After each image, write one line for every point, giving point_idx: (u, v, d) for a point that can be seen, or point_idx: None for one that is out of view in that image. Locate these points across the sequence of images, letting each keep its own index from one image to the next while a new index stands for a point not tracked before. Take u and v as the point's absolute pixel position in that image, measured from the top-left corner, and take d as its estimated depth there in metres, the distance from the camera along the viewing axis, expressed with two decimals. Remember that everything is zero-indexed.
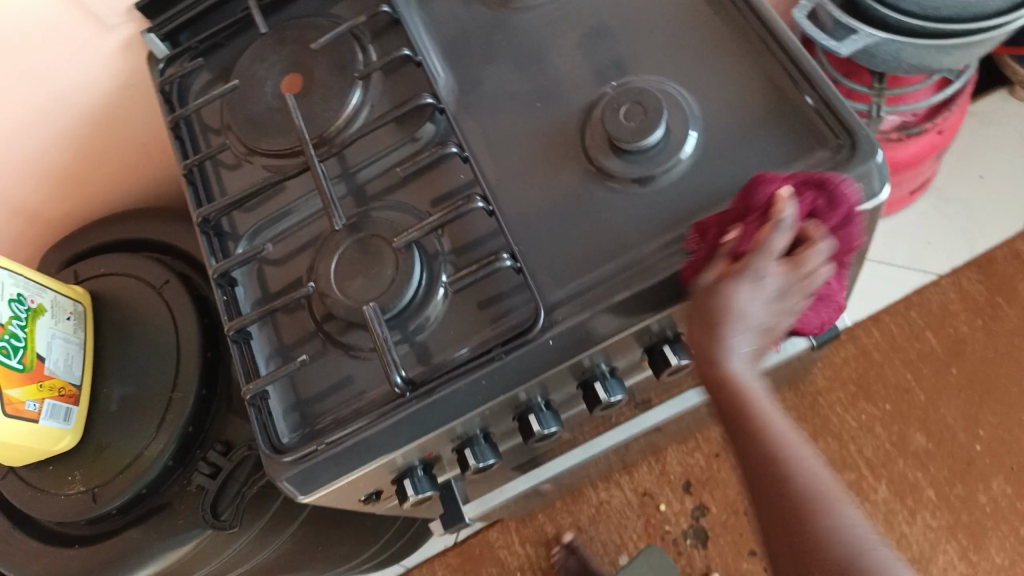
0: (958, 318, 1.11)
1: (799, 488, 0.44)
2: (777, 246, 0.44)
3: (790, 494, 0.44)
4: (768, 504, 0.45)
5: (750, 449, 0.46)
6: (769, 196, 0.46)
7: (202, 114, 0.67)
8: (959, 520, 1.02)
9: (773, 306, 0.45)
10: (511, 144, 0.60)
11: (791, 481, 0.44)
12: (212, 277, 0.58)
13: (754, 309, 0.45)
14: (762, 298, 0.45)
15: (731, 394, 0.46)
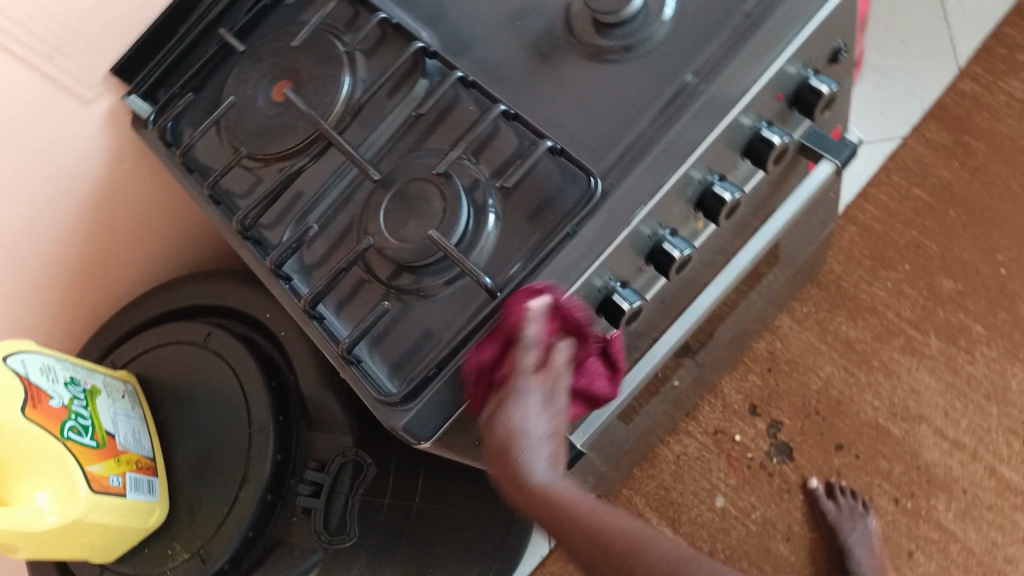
0: (936, 167, 1.16)
1: (609, 548, 0.44)
2: (528, 365, 0.49)
3: (623, 558, 0.44)
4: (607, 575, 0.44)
5: (540, 523, 0.46)
6: (517, 317, 0.50)
7: (204, 151, 0.67)
8: (1014, 341, 1.05)
9: (548, 416, 0.49)
10: (508, 62, 0.62)
11: (600, 540, 0.45)
12: (270, 270, 0.58)
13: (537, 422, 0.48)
14: (536, 411, 0.48)
15: (530, 484, 0.47)
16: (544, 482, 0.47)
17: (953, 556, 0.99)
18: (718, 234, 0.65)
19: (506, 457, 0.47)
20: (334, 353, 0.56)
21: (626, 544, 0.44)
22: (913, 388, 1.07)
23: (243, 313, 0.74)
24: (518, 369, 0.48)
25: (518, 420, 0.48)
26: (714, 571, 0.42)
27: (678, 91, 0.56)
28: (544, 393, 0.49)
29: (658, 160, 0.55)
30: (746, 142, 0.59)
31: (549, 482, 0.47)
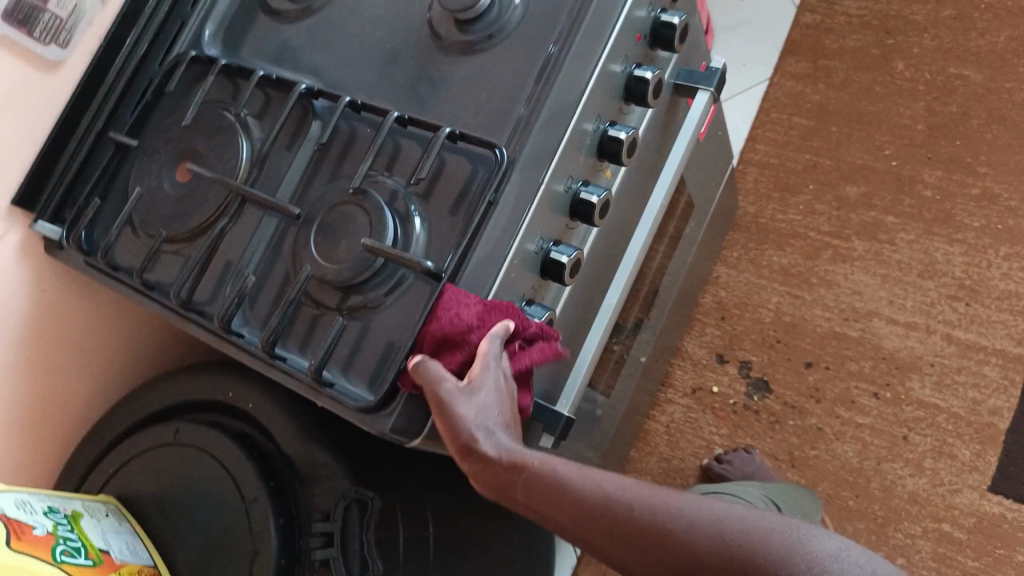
0: (805, 93, 1.24)
1: (646, 526, 0.45)
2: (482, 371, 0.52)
3: (663, 533, 0.44)
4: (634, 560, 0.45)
5: (538, 503, 0.47)
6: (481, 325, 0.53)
7: (124, 250, 0.69)
8: (927, 219, 1.12)
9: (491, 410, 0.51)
10: (387, 80, 0.65)
11: (636, 520, 0.45)
12: (221, 330, 0.60)
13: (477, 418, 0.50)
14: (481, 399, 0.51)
15: (510, 466, 0.48)
16: (555, 467, 0.47)
17: (944, 427, 1.04)
18: (627, 179, 0.71)
19: (439, 419, 0.50)
20: (305, 383, 0.57)
21: (669, 518, 0.45)
22: (855, 289, 1.13)
23: (206, 400, 0.74)
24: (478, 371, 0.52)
25: (449, 399, 0.50)
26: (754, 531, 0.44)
27: (546, 62, 0.60)
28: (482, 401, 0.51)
29: (546, 122, 0.58)
30: (623, 86, 0.64)
31: (554, 469, 0.47)
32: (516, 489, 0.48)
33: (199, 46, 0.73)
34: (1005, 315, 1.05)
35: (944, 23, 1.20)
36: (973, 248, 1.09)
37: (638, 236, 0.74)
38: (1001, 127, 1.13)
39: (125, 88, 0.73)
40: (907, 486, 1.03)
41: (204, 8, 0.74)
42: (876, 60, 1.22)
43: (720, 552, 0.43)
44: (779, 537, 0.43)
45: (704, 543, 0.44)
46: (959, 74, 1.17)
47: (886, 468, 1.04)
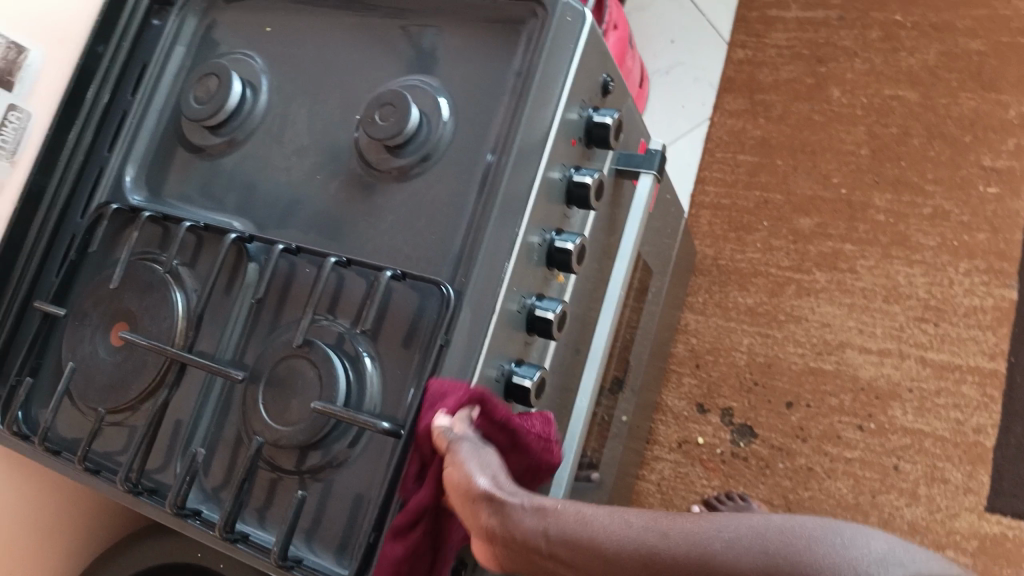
0: (747, 130, 1.23)
1: (678, 555, 0.37)
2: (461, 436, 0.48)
3: (694, 561, 0.36)
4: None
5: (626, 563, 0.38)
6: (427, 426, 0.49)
7: (68, 424, 0.65)
8: (884, 242, 1.12)
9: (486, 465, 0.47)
10: (323, 216, 0.63)
11: (658, 548, 0.37)
12: (175, 514, 0.55)
13: (498, 486, 0.46)
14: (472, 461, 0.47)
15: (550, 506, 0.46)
16: (570, 521, 0.41)
17: (933, 452, 1.03)
18: (579, 284, 0.69)
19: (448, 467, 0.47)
20: (270, 566, 0.53)
21: (699, 538, 0.37)
22: (824, 322, 1.12)
23: (173, 563, 0.69)
24: (461, 447, 0.48)
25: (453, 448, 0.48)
26: (791, 539, 0.35)
27: (486, 171, 0.58)
28: (485, 461, 0.48)
29: (491, 249, 0.56)
30: (564, 192, 0.62)
31: (577, 522, 0.41)
32: (539, 552, 0.41)
33: (121, 193, 0.70)
34: (974, 331, 1.05)
35: (872, 45, 1.21)
36: (933, 268, 1.09)
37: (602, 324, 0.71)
38: (942, 143, 1.13)
39: (47, 248, 0.69)
40: (906, 517, 1.02)
41: (123, 149, 0.71)
42: (811, 89, 1.22)
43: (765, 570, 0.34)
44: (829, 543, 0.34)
45: (733, 561, 0.35)
46: (894, 94, 1.17)
47: (883, 501, 1.03)
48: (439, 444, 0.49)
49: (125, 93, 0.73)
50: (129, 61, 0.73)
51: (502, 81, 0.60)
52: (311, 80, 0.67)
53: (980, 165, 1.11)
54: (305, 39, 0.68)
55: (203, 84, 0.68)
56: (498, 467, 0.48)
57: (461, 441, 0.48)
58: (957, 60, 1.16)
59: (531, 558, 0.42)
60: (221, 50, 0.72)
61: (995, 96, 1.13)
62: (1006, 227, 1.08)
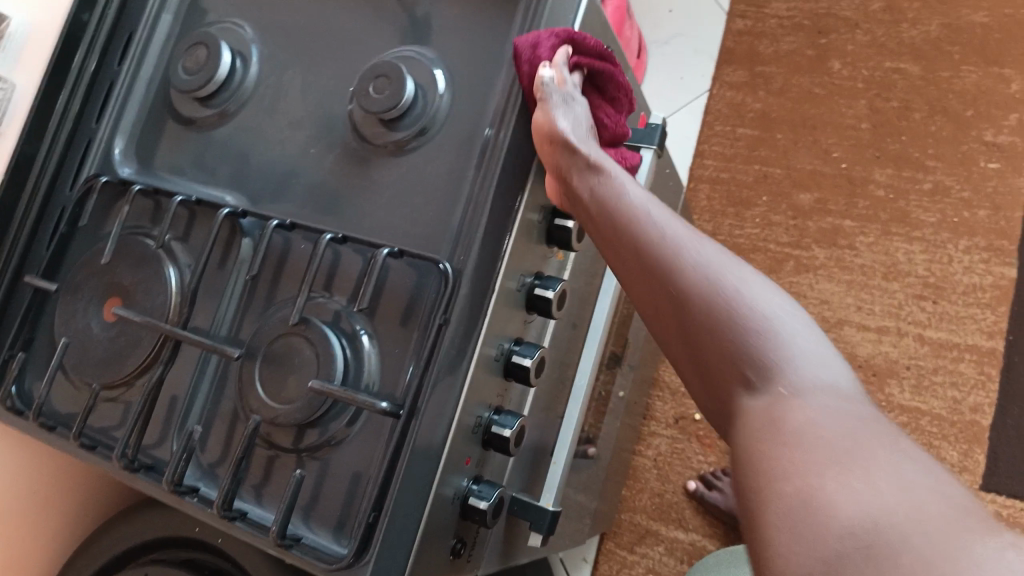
0: (746, 103, 1.22)
1: (696, 286, 0.45)
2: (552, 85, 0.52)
3: (698, 303, 0.44)
4: (657, 309, 0.47)
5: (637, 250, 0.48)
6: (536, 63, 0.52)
7: (61, 399, 0.64)
8: (884, 218, 1.11)
9: (573, 119, 0.53)
10: (318, 192, 0.62)
11: (712, 289, 0.44)
12: (171, 491, 0.55)
13: (576, 134, 0.52)
14: (563, 117, 0.52)
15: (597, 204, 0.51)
16: (625, 226, 0.49)
17: (929, 431, 1.03)
18: (578, 262, 0.68)
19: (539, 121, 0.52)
20: (269, 544, 0.52)
21: (738, 301, 0.43)
22: (822, 299, 1.11)
23: (171, 539, 0.69)
24: (552, 94, 0.53)
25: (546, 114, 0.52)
26: (781, 335, 0.42)
27: (484, 146, 0.57)
28: (574, 108, 0.53)
29: (490, 226, 0.55)
30: None
31: (625, 230, 0.49)
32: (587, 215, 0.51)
33: (110, 166, 0.68)
34: (972, 309, 1.05)
35: (874, 16, 1.19)
36: (933, 244, 1.08)
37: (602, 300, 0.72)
38: (944, 118, 1.12)
39: (37, 221, 0.68)
40: None
41: (111, 121, 0.69)
42: (812, 62, 1.20)
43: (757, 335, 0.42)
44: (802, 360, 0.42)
45: (726, 307, 0.43)
46: (896, 68, 1.16)
47: None
48: (536, 90, 0.53)
49: (112, 63, 0.71)
50: (116, 28, 0.71)
51: (499, 52, 0.59)
52: (302, 51, 0.65)
53: (983, 141, 1.10)
54: (296, 8, 0.66)
55: (191, 54, 0.66)
56: (580, 116, 0.54)
57: (556, 88, 0.53)
58: (962, 33, 1.14)
59: (580, 199, 0.52)
60: (209, 19, 0.70)
61: (999, 70, 1.11)
62: (1007, 204, 1.07)
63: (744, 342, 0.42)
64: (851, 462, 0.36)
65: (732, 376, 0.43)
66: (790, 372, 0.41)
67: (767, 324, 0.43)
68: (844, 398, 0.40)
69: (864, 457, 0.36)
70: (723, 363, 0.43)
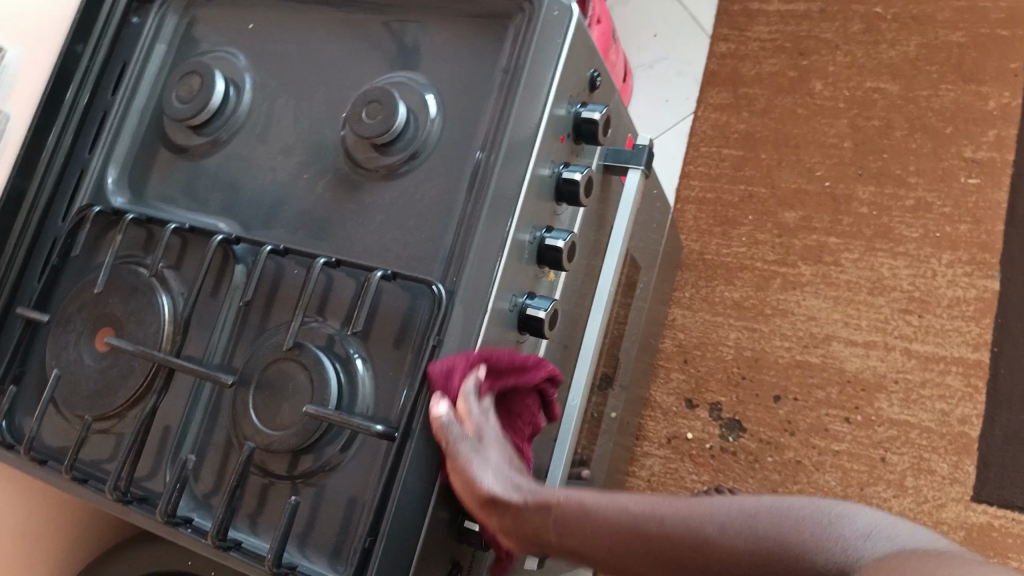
0: (731, 123, 1.24)
1: (669, 529, 0.40)
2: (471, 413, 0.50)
3: (697, 540, 0.39)
4: (665, 572, 0.41)
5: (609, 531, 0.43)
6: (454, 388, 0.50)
7: (52, 432, 0.64)
8: (868, 234, 1.13)
9: (499, 472, 0.49)
10: (310, 216, 0.62)
11: (661, 524, 0.41)
12: (165, 522, 0.54)
13: (503, 481, 0.49)
14: (481, 466, 0.49)
15: (538, 506, 0.46)
16: (584, 500, 0.45)
17: (919, 444, 1.04)
18: (569, 285, 0.68)
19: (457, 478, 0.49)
20: (264, 572, 0.52)
21: (695, 517, 0.40)
22: (810, 315, 1.13)
23: (164, 571, 0.68)
24: (460, 444, 0.49)
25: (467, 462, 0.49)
26: (788, 510, 0.38)
27: (475, 169, 0.58)
28: (495, 467, 0.49)
29: (482, 248, 0.55)
30: (553, 189, 0.61)
31: (601, 505, 0.44)
32: (544, 533, 0.45)
33: (103, 196, 0.69)
34: (958, 322, 1.06)
35: (854, 38, 1.21)
36: (917, 259, 1.10)
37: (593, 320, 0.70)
38: (923, 136, 1.14)
39: (29, 253, 0.68)
40: (894, 509, 1.03)
41: (103, 152, 0.69)
42: (794, 83, 1.22)
43: (751, 543, 0.38)
44: (825, 522, 0.37)
45: (723, 529, 0.39)
46: (876, 87, 1.18)
47: (871, 493, 1.04)
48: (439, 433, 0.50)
49: (105, 92, 0.71)
50: (109, 60, 0.72)
51: (488, 78, 0.60)
52: (295, 77, 0.66)
53: (962, 157, 1.12)
54: (288, 36, 0.67)
55: (185, 82, 0.67)
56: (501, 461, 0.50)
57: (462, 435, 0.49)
58: (938, 53, 1.17)
59: (540, 536, 0.46)
60: (202, 48, 0.70)
61: (976, 88, 1.14)
62: (987, 218, 1.09)
63: (767, 551, 0.37)
64: (920, 564, 0.32)
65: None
66: (824, 547, 0.36)
67: (759, 515, 0.39)
68: (891, 540, 0.35)
69: (928, 570, 0.31)
70: None
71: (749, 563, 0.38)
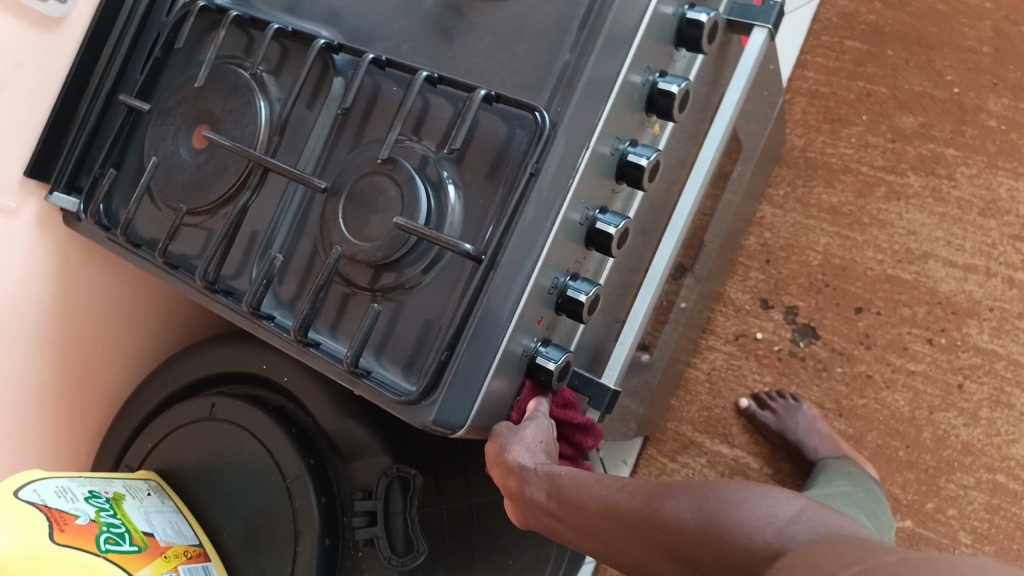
0: (860, 13, 1.12)
1: (617, 510, 0.48)
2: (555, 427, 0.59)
3: (639, 516, 0.47)
4: (611, 536, 0.48)
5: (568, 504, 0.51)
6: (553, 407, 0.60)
7: (144, 221, 0.66)
8: (991, 150, 1.04)
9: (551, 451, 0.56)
10: (414, 32, 0.60)
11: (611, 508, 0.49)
12: (250, 314, 0.56)
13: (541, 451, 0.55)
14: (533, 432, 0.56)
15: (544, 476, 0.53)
16: (573, 481, 0.52)
17: (1002, 375, 0.99)
18: (671, 148, 0.65)
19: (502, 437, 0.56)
20: (341, 372, 0.54)
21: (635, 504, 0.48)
22: (910, 230, 1.06)
23: (241, 371, 0.71)
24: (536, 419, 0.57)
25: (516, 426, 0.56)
26: (699, 490, 0.45)
27: (591, 3, 0.54)
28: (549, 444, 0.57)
29: (592, 82, 0.52)
30: (675, 31, 0.57)
31: (589, 480, 0.52)
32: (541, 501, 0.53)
33: None
34: None
35: None
36: None
37: (690, 188, 0.67)
38: None
39: (132, 45, 0.68)
40: (961, 436, 1.00)
41: None
42: None
43: (677, 522, 0.44)
44: (731, 493, 0.44)
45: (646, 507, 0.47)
46: None
47: (940, 418, 1.01)
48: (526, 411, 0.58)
49: None
50: None
51: None
52: None
53: None
54: None
55: None
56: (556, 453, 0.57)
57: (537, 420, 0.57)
58: None
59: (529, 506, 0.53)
60: None
61: None
62: None
63: (684, 519, 0.44)
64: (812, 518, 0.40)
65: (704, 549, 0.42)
66: (721, 514, 0.43)
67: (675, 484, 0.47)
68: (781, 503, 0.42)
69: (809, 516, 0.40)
70: (687, 550, 0.44)
71: (668, 538, 0.45)
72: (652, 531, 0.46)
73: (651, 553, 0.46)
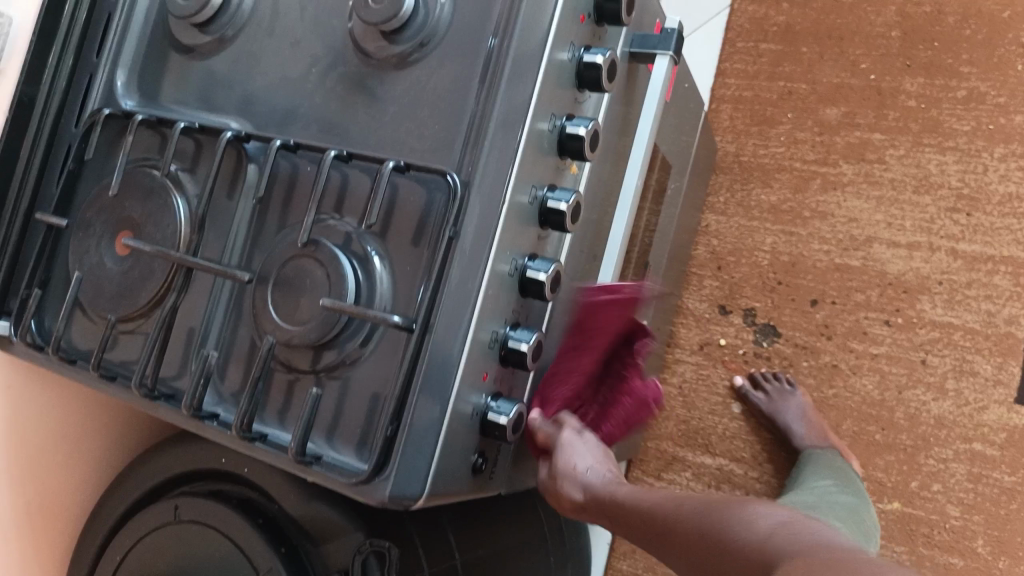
0: (769, 17, 1.16)
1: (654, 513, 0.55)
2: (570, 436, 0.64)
3: (665, 524, 0.54)
4: (645, 542, 0.56)
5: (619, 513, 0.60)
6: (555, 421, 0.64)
7: (77, 335, 0.65)
8: (915, 130, 1.07)
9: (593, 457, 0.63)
10: (322, 113, 0.60)
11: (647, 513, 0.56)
12: (191, 416, 0.56)
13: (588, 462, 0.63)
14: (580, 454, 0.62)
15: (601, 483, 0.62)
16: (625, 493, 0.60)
17: (962, 345, 1.01)
18: (593, 185, 0.66)
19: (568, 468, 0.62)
20: (288, 461, 0.53)
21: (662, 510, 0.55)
22: (851, 217, 1.08)
23: (201, 468, 0.69)
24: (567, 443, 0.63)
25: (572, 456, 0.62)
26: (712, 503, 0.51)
27: (488, 57, 0.55)
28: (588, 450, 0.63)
29: (498, 139, 0.53)
30: (574, 75, 0.58)
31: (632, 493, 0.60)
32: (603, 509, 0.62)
33: (113, 100, 0.67)
34: (1009, 220, 1.01)
35: None
36: (966, 155, 1.04)
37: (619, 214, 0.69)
38: (978, 23, 1.06)
39: (45, 160, 0.68)
40: (933, 411, 1.01)
41: (111, 55, 0.68)
42: None
43: (690, 525, 0.51)
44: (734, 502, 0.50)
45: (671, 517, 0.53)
46: None
47: (910, 396, 1.02)
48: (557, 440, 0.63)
49: None
50: None
51: None
52: None
53: (1019, 44, 1.04)
54: None
55: None
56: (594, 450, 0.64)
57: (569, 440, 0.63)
58: None
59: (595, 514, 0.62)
60: None
61: None
62: None
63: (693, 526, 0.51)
64: (793, 524, 0.45)
65: (701, 546, 0.49)
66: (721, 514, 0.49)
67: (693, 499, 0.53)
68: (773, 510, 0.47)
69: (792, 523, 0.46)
70: (691, 549, 0.50)
71: (680, 537, 0.51)
72: (672, 530, 0.52)
73: (673, 552, 0.52)
